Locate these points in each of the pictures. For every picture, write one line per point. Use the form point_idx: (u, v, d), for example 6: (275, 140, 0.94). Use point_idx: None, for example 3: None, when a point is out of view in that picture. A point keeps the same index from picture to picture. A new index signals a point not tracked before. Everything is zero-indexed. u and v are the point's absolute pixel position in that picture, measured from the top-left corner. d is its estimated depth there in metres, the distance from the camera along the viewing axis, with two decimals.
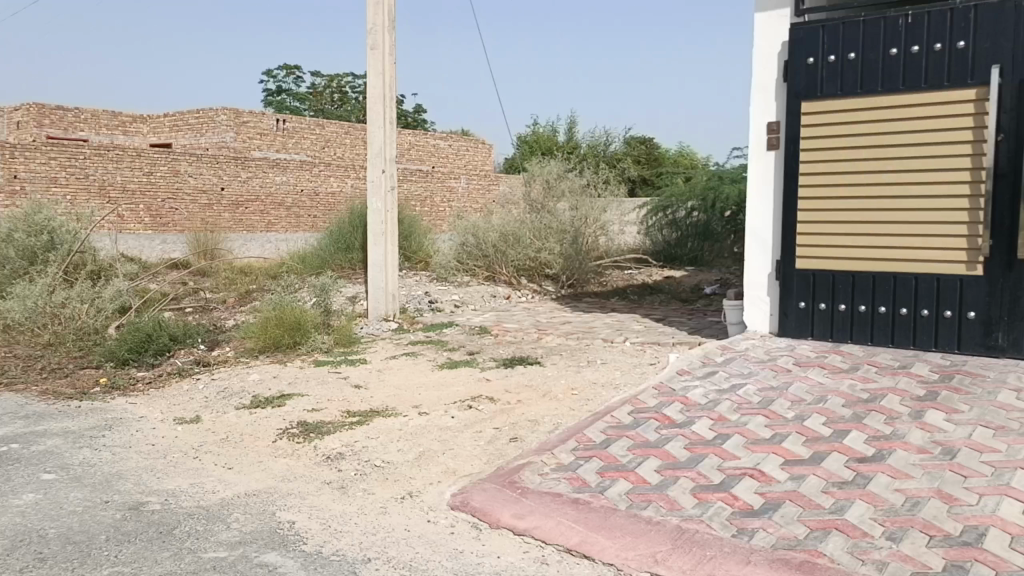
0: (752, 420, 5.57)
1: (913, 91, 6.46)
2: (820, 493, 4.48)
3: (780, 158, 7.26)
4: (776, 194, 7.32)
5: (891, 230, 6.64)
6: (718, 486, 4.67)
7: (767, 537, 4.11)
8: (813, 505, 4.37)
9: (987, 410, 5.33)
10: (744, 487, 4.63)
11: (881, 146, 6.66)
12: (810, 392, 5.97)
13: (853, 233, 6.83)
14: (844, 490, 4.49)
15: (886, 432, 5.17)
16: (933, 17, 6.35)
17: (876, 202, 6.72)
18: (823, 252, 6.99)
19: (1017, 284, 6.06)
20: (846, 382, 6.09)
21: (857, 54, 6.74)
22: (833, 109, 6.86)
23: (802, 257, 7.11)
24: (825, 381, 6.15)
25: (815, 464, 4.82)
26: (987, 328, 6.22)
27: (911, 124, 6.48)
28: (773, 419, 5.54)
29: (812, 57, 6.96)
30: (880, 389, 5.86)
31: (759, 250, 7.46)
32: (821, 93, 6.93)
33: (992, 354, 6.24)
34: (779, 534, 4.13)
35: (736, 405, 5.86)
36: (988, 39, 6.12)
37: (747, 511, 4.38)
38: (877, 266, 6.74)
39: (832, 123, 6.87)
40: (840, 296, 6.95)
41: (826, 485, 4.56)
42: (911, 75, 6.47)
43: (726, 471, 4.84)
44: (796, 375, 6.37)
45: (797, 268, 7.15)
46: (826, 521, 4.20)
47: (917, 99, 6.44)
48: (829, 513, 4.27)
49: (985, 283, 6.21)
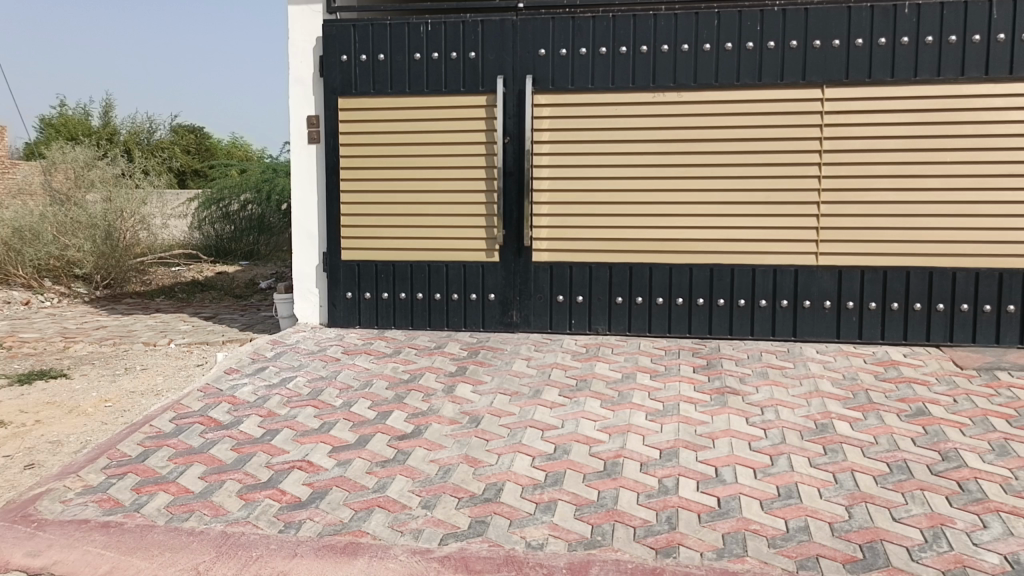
0: (302, 412, 5.64)
1: (434, 94, 7.06)
2: (364, 474, 4.69)
3: (321, 151, 7.40)
4: (319, 187, 7.45)
5: (422, 221, 7.19)
6: (266, 483, 4.62)
7: (313, 526, 4.17)
8: (357, 487, 4.55)
9: (504, 379, 6.12)
10: (292, 481, 4.65)
11: (410, 144, 7.15)
12: (357, 378, 6.23)
13: (390, 225, 7.25)
14: (385, 468, 4.76)
15: (423, 409, 5.62)
16: (448, 27, 6.99)
17: (408, 196, 7.20)
18: (364, 243, 7.31)
19: (523, 268, 7.09)
20: (389, 365, 6.49)
21: (386, 55, 7.13)
22: (366, 107, 7.18)
23: (346, 249, 7.36)
24: (370, 366, 6.47)
25: (359, 448, 5.04)
26: (503, 308, 7.17)
27: (434, 125, 7.08)
28: (321, 409, 5.68)
29: (346, 54, 7.19)
30: (418, 369, 6.37)
31: (305, 242, 7.53)
32: (355, 90, 7.20)
33: (508, 329, 7.21)
34: (325, 521, 4.22)
35: (285, 399, 5.87)
36: (493, 52, 6.94)
37: (294, 504, 4.40)
38: (412, 255, 7.26)
39: (367, 119, 7.19)
40: (382, 285, 7.36)
41: (369, 466, 4.79)
42: (433, 79, 7.06)
43: (274, 467, 4.82)
44: (344, 363, 6.59)
45: (343, 259, 7.39)
46: (369, 500, 4.41)
47: (438, 101, 7.05)
48: (372, 492, 4.49)
49: (500, 268, 7.12)
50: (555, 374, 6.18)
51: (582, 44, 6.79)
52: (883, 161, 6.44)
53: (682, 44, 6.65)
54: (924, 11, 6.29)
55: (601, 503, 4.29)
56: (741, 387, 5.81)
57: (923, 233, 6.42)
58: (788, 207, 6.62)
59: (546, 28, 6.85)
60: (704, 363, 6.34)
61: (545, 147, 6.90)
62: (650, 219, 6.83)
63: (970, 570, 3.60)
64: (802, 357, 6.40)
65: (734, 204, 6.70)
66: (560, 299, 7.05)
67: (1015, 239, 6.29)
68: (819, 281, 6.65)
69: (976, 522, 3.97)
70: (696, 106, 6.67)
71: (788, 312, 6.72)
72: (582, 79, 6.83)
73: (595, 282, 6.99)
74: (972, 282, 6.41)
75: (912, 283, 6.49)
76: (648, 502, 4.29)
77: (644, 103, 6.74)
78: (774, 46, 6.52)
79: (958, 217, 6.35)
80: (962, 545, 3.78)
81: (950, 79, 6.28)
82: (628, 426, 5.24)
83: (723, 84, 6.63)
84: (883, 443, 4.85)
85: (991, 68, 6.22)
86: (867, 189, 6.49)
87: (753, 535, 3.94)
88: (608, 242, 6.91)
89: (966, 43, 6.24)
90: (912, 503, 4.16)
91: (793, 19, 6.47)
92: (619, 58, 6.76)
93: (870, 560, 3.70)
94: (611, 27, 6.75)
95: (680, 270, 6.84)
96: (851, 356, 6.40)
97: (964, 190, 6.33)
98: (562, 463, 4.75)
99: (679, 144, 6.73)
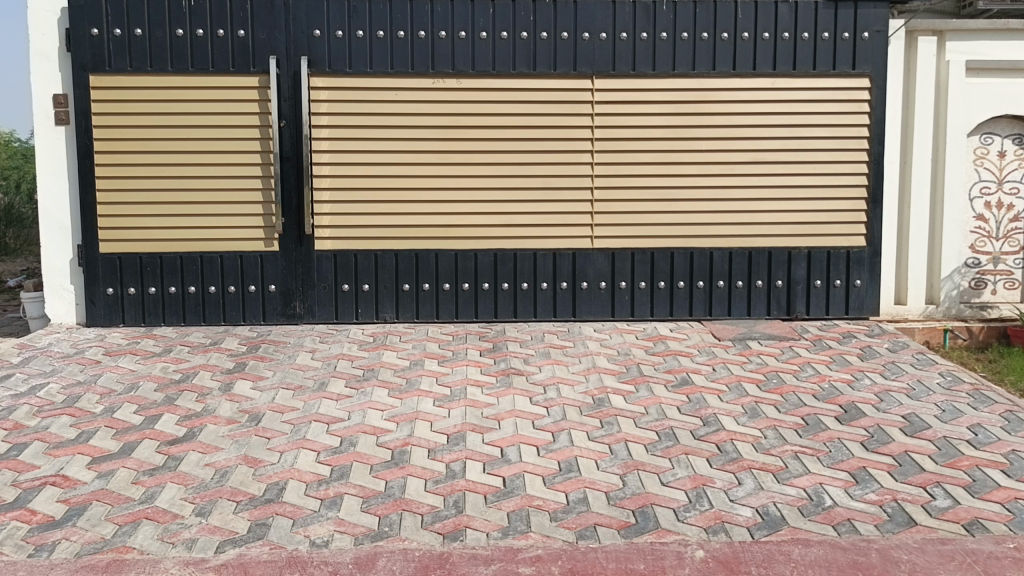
0: (55, 422, 5.07)
1: (201, 73, 6.60)
2: (130, 485, 4.31)
3: (71, 133, 6.69)
4: (70, 174, 6.74)
5: (192, 210, 6.71)
6: (12, 504, 4.11)
7: (70, 547, 3.76)
8: (121, 499, 4.17)
9: (286, 372, 5.87)
10: (44, 498, 4.17)
11: (175, 126, 6.63)
12: (121, 381, 5.71)
13: (155, 214, 6.71)
14: (154, 477, 4.39)
15: (197, 410, 5.26)
16: (214, 2, 6.56)
17: (174, 182, 6.68)
18: (126, 234, 6.72)
19: (306, 257, 6.83)
20: (159, 365, 6.01)
21: (143, 30, 6.56)
22: (123, 85, 6.58)
23: (105, 240, 6.72)
24: (136, 368, 5.96)
25: (124, 457, 4.62)
26: (285, 299, 6.88)
27: (202, 106, 6.62)
28: (79, 417, 5.14)
29: (97, 27, 6.53)
30: (191, 368, 5.95)
31: (57, 234, 6.78)
32: (110, 67, 6.57)
33: (291, 321, 6.93)
34: (83, 539, 3.82)
35: (35, 409, 5.25)
36: (264, 31, 6.61)
37: (46, 524, 3.95)
38: (182, 246, 6.76)
39: (124, 99, 6.59)
40: (149, 279, 6.81)
41: (136, 476, 4.40)
42: (199, 57, 6.60)
43: (22, 485, 4.29)
44: (106, 365, 6.02)
45: (101, 251, 6.74)
46: (136, 513, 4.04)
47: (206, 81, 6.60)
48: (139, 504, 4.12)
49: (281, 258, 6.82)
50: (341, 365, 6.02)
51: (358, 26, 6.64)
52: (649, 148, 6.87)
53: (460, 31, 6.70)
54: (680, 9, 6.75)
55: (389, 493, 4.23)
56: (525, 368, 5.97)
57: (684, 216, 6.93)
58: (565, 192, 6.88)
59: (321, 8, 6.62)
60: (490, 346, 6.46)
61: (324, 131, 6.68)
62: (434, 205, 6.83)
63: (727, 524, 3.93)
64: (581, 336, 6.70)
65: (514, 190, 6.86)
66: (345, 288, 6.88)
67: (761, 221, 6.95)
68: (594, 262, 6.97)
69: (731, 480, 4.34)
70: (476, 93, 6.75)
71: (568, 293, 6.99)
72: (360, 62, 6.67)
73: (380, 269, 6.88)
74: (726, 260, 7.00)
75: (677, 263, 6.99)
76: (436, 487, 4.29)
77: (423, 88, 6.72)
78: (547, 37, 6.73)
79: (714, 201, 6.92)
80: (720, 502, 4.12)
81: (703, 73, 6.81)
82: (416, 413, 5.21)
83: (500, 72, 6.75)
84: (652, 413, 5.17)
85: (737, 64, 6.81)
86: (635, 175, 6.89)
87: (536, 511, 4.05)
88: (393, 229, 6.83)
89: (716, 41, 6.79)
90: (678, 467, 4.48)
91: (564, 11, 6.72)
92: (397, 42, 6.68)
93: (642, 524, 3.93)
94: (388, 10, 6.65)
95: (465, 256, 6.90)
96: (625, 333, 6.78)
97: (718, 176, 6.90)
98: (348, 456, 4.63)
99: (460, 130, 6.78)
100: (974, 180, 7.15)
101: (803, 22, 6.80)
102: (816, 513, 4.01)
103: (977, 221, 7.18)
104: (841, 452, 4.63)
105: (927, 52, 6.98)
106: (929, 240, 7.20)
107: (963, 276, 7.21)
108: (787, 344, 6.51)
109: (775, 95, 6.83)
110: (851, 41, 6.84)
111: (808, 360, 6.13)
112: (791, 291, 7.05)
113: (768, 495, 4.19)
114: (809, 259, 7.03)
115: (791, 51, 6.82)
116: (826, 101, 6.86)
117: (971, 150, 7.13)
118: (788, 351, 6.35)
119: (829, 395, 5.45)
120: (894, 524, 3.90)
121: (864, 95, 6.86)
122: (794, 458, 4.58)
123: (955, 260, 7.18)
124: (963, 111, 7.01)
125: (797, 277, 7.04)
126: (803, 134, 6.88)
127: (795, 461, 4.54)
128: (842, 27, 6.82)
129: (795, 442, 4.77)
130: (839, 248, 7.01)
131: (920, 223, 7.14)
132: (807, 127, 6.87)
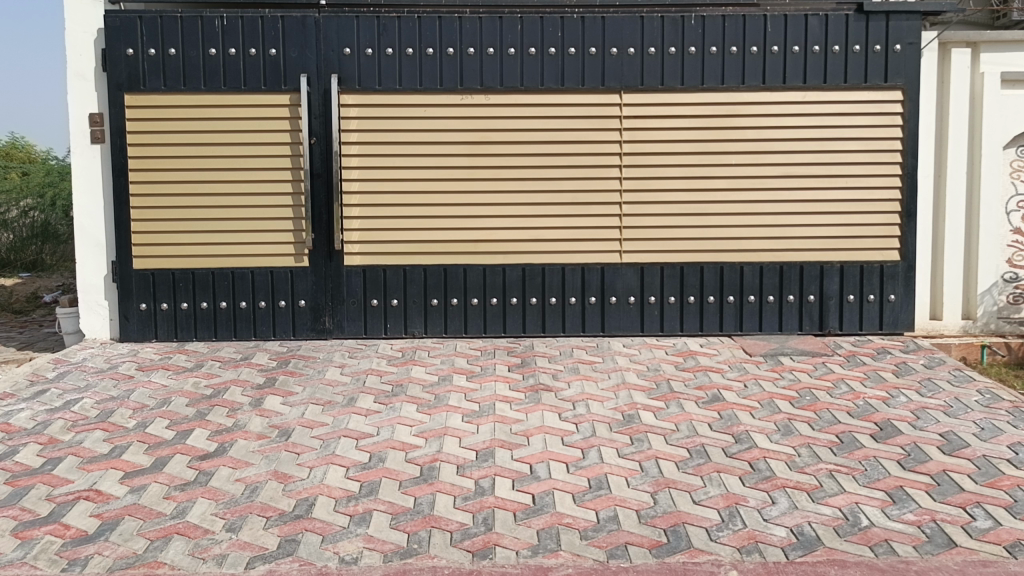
0: (88, 436, 5.13)
1: (233, 91, 6.69)
2: (161, 500, 4.33)
3: (107, 151, 6.81)
4: (105, 191, 6.85)
5: (222, 227, 6.79)
6: (46, 518, 4.16)
7: (102, 562, 3.79)
8: (153, 514, 4.19)
9: (316, 388, 5.89)
10: (78, 513, 4.21)
11: (208, 144, 6.73)
12: (153, 396, 5.76)
13: (187, 230, 6.79)
14: (185, 492, 4.42)
15: (227, 425, 5.29)
16: (246, 22, 6.65)
17: (206, 199, 6.77)
18: (159, 250, 6.81)
19: (336, 273, 6.87)
20: (190, 380, 6.07)
21: (177, 49, 6.66)
22: (158, 104, 6.69)
23: (138, 257, 6.82)
24: (168, 383, 6.01)
25: (156, 471, 4.66)
26: (315, 314, 6.93)
27: (234, 124, 6.71)
28: (112, 432, 5.19)
29: (132, 47, 6.65)
30: (222, 383, 5.99)
31: (92, 251, 6.89)
32: (144, 86, 6.68)
33: (320, 337, 6.97)
34: (116, 554, 3.85)
35: (70, 424, 5.32)
36: (295, 49, 6.68)
37: (79, 538, 3.98)
38: (214, 262, 6.84)
39: (158, 118, 6.70)
40: (181, 295, 6.89)
41: (168, 491, 4.43)
42: (232, 76, 6.69)
43: (56, 499, 4.34)
44: (138, 380, 6.08)
45: (135, 268, 6.83)
46: (167, 528, 4.07)
47: (237, 100, 6.69)
48: (170, 519, 4.14)
49: (311, 274, 6.87)
50: (370, 380, 6.03)
51: (387, 44, 6.69)
52: (677, 164, 6.84)
53: (488, 47, 6.73)
54: (709, 23, 6.73)
55: (418, 509, 4.21)
56: (553, 384, 5.94)
57: (714, 231, 6.88)
58: (593, 208, 6.87)
59: (352, 26, 6.68)
60: (518, 361, 6.43)
61: (353, 148, 6.75)
62: (462, 220, 6.84)
63: (760, 544, 3.86)
64: (610, 351, 6.66)
65: (543, 206, 6.86)
66: (374, 303, 6.91)
67: (792, 235, 6.88)
68: (623, 277, 6.93)
69: (764, 499, 4.27)
70: (503, 109, 6.77)
71: (596, 308, 6.96)
72: (389, 79, 6.73)
73: (408, 284, 6.89)
74: (757, 275, 6.93)
75: (706, 277, 6.92)
76: (465, 504, 4.27)
77: (453, 105, 6.75)
78: (575, 52, 6.74)
79: (743, 216, 6.86)
80: (753, 522, 4.05)
81: (732, 87, 6.77)
82: (444, 429, 5.20)
83: (528, 88, 6.76)
84: (683, 430, 5.12)
85: (766, 77, 6.76)
86: (662, 190, 6.86)
87: (565, 528, 4.02)
88: (421, 244, 6.85)
89: (745, 54, 6.75)
90: (710, 486, 4.41)
91: (592, 27, 6.72)
92: (426, 59, 6.73)
93: (673, 544, 3.88)
94: (417, 27, 6.70)
95: (493, 270, 6.90)
96: (654, 348, 6.73)
97: (747, 190, 6.85)
98: (376, 471, 4.63)
99: (488, 146, 6.80)
100: (1011, 194, 7.02)
101: (834, 35, 6.74)
102: (852, 533, 3.93)
103: (1015, 235, 7.05)
104: (877, 471, 4.55)
105: (961, 64, 6.89)
106: (965, 253, 7.08)
107: (1000, 291, 7.08)
108: (820, 359, 6.42)
109: (806, 109, 6.77)
110: (883, 53, 6.76)
111: (841, 376, 6.04)
112: (824, 306, 6.96)
113: (802, 514, 4.11)
114: (842, 273, 6.93)
115: (821, 63, 6.76)
116: (858, 114, 6.78)
117: (1007, 163, 7.00)
118: (821, 367, 6.25)
119: (864, 413, 5.35)
120: (934, 545, 3.81)
121: (896, 107, 6.78)
122: (829, 476, 4.50)
123: (992, 275, 7.05)
124: (999, 123, 6.89)
125: (830, 292, 6.94)
126: (835, 148, 6.80)
127: (830, 479, 4.46)
128: (874, 40, 6.75)
129: (829, 460, 4.69)
130: (872, 263, 6.91)
131: (956, 236, 7.02)
132: (838, 140, 6.80)
